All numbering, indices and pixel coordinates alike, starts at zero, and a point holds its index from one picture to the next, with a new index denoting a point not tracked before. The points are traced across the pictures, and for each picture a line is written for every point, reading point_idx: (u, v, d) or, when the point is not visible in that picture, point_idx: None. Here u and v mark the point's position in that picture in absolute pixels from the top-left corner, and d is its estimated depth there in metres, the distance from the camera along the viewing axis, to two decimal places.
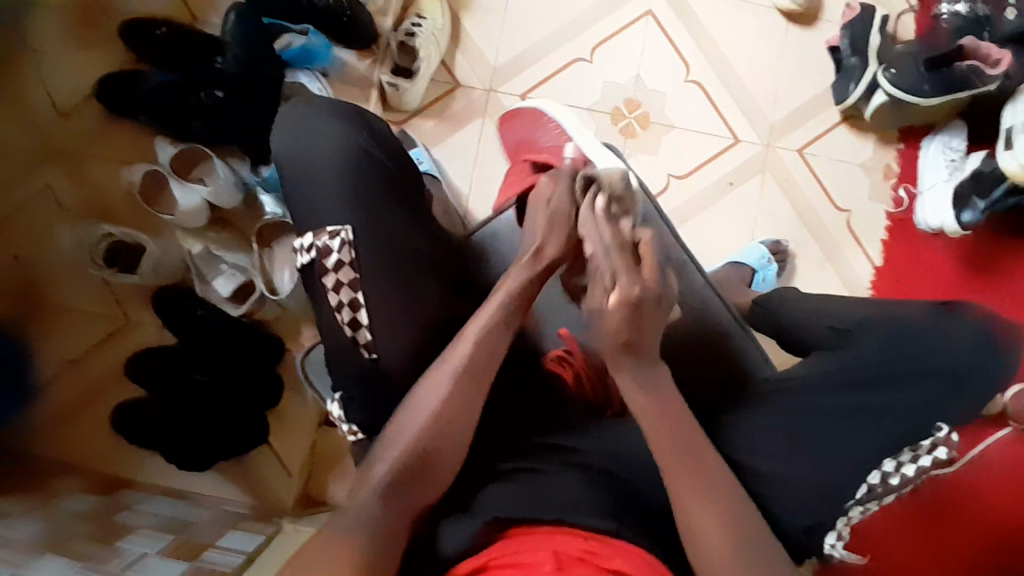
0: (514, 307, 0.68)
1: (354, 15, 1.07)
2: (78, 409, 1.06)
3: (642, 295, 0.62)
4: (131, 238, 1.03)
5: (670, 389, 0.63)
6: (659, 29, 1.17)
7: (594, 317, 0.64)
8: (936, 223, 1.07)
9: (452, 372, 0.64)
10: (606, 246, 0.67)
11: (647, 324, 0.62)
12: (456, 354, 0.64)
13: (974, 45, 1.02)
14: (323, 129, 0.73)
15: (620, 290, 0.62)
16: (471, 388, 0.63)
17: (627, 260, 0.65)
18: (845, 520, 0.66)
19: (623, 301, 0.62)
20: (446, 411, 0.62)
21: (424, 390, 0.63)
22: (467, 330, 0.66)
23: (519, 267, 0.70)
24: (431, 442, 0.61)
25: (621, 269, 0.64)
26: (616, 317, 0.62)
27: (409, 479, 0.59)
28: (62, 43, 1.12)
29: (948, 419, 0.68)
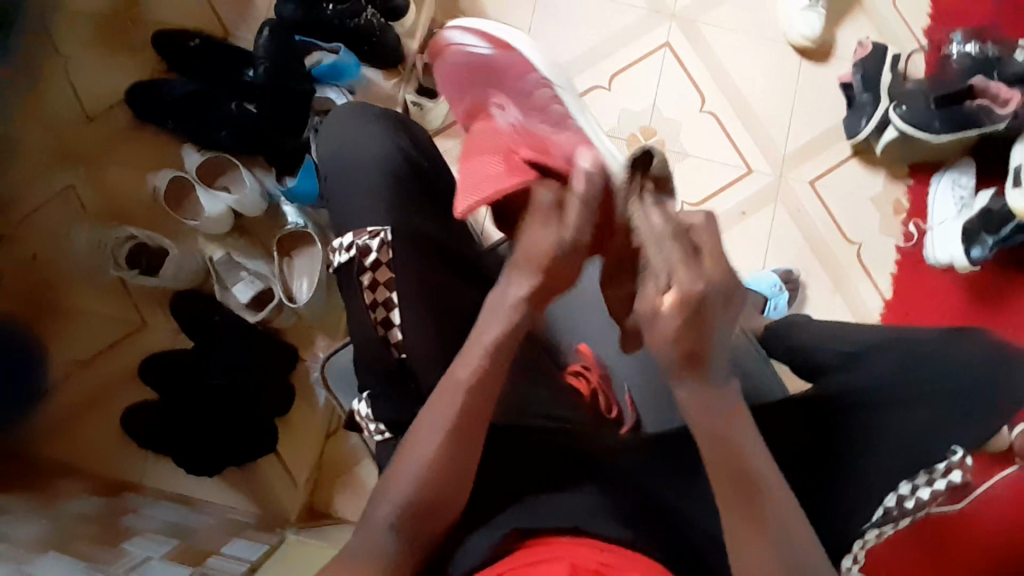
0: (506, 347, 0.63)
1: (383, 36, 1.10)
2: (89, 409, 1.07)
3: (704, 292, 0.54)
4: (153, 242, 1.05)
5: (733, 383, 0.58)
6: (675, 59, 1.20)
7: (646, 322, 0.56)
8: (945, 257, 1.09)
9: (439, 428, 0.60)
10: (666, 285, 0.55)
11: (707, 326, 0.54)
12: (437, 412, 0.61)
13: (984, 85, 1.06)
14: (363, 132, 0.77)
15: (681, 291, 0.54)
16: (463, 439, 0.60)
17: (689, 261, 0.56)
18: (861, 543, 0.68)
19: (687, 303, 0.54)
20: (439, 462, 0.59)
21: (408, 456, 0.60)
22: (454, 377, 0.62)
23: (495, 316, 0.64)
24: (438, 468, 0.59)
25: (680, 270, 0.55)
26: (674, 321, 0.54)
27: (417, 526, 0.58)
28: (96, 51, 1.16)
29: (962, 442, 0.67)
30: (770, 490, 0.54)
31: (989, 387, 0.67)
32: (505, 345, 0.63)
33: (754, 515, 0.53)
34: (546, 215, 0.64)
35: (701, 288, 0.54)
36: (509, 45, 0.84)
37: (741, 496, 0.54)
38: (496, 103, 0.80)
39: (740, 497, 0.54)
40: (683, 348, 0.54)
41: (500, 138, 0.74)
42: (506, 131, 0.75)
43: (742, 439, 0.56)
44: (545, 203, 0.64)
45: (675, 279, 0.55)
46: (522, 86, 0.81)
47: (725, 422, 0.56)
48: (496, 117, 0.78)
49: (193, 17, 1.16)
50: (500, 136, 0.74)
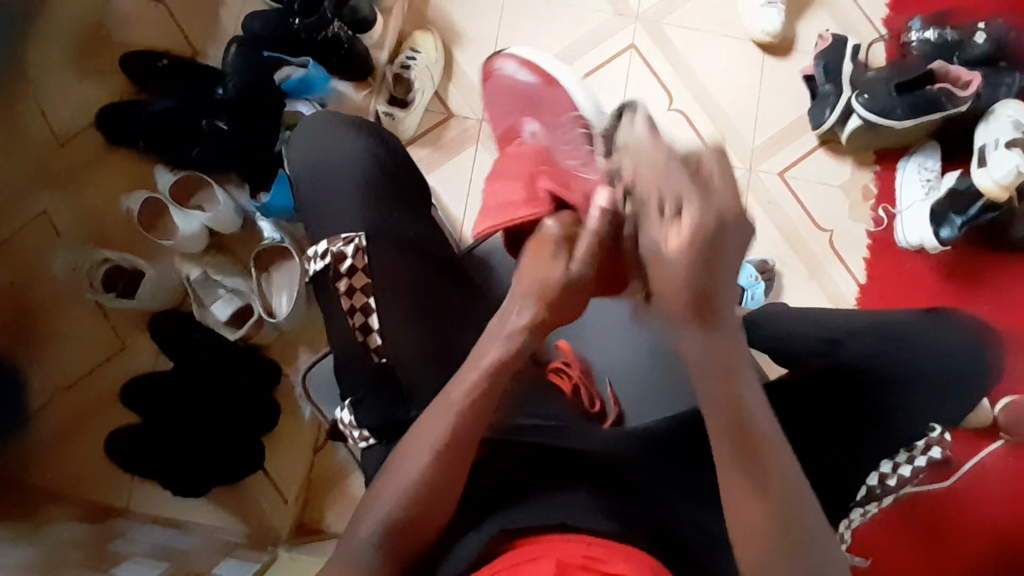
0: (505, 374, 0.61)
1: (352, 47, 1.09)
2: (70, 437, 1.05)
3: (713, 227, 0.53)
4: (126, 263, 1.04)
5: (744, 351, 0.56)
6: (643, 60, 1.23)
7: (648, 251, 0.55)
8: (916, 240, 1.12)
9: (430, 448, 0.59)
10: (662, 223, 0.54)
11: (715, 271, 0.53)
12: (429, 431, 0.60)
13: (943, 69, 1.09)
14: (335, 141, 0.78)
15: (682, 231, 0.53)
16: (454, 460, 0.59)
17: (693, 191, 0.54)
18: (847, 523, 0.71)
19: (694, 241, 0.52)
20: (427, 481, 0.58)
21: (402, 459, 0.60)
22: (449, 397, 0.60)
23: (499, 338, 0.61)
24: (425, 487, 0.58)
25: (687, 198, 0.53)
26: (682, 260, 0.52)
27: (396, 542, 0.57)
28: (64, 75, 1.15)
29: (940, 418, 0.71)
30: (771, 444, 0.52)
31: (966, 365, 0.70)
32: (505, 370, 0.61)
33: (750, 460, 0.52)
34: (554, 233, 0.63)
35: (711, 220, 0.53)
36: (555, 82, 0.93)
37: (739, 453, 0.52)
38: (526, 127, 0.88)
39: (744, 455, 0.52)
40: (689, 298, 0.53)
41: (520, 163, 0.80)
42: (532, 155, 0.80)
43: (747, 388, 0.54)
44: (552, 235, 0.63)
45: (682, 211, 0.53)
46: (558, 121, 0.86)
47: (733, 402, 0.53)
48: (526, 139, 0.86)
49: (162, 38, 1.16)
50: (513, 158, 0.82)
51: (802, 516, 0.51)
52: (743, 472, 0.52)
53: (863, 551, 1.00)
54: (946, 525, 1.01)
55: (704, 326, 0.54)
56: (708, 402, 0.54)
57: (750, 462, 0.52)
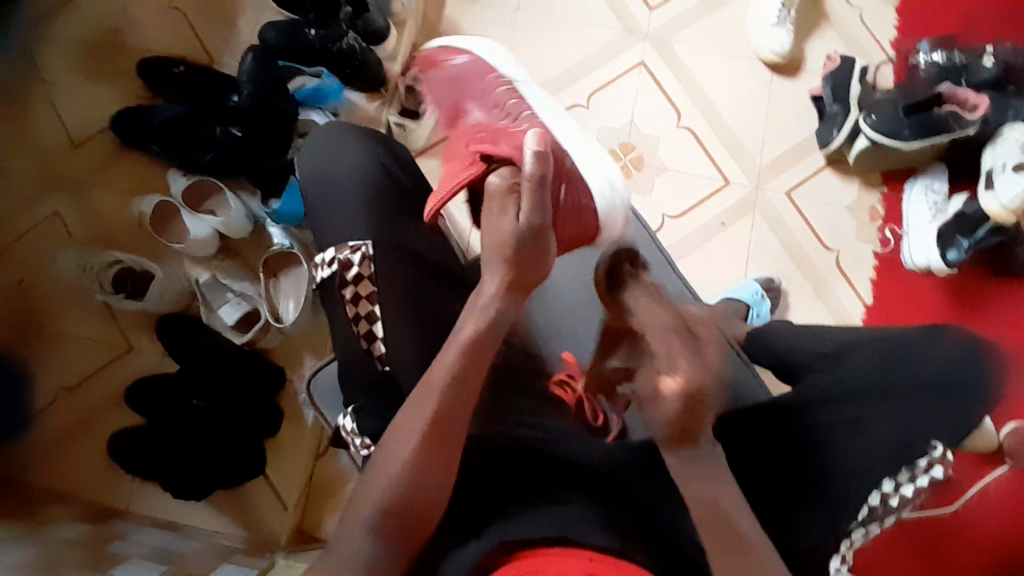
0: (482, 343, 0.64)
1: (365, 59, 1.11)
2: (73, 437, 1.05)
3: (703, 388, 0.61)
4: (136, 264, 1.05)
5: (716, 450, 0.61)
6: (651, 76, 1.24)
7: (647, 400, 0.62)
8: (922, 261, 1.12)
9: (417, 429, 0.60)
10: (653, 368, 0.65)
11: (701, 414, 0.60)
12: (416, 412, 0.61)
13: (951, 91, 1.09)
14: (346, 150, 0.79)
15: (676, 383, 0.61)
16: (444, 440, 0.60)
17: (685, 350, 0.66)
18: (847, 543, 0.68)
19: (688, 392, 0.60)
20: (421, 461, 0.59)
21: (391, 445, 0.60)
22: (432, 376, 0.62)
23: (475, 313, 0.65)
24: (416, 471, 0.58)
25: (681, 360, 0.63)
26: (675, 400, 0.60)
27: (401, 536, 0.57)
28: (83, 80, 1.17)
29: (943, 437, 0.68)
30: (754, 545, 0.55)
31: (966, 382, 0.69)
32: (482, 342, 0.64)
33: (733, 549, 0.54)
34: (505, 212, 0.68)
35: (699, 378, 0.61)
36: (477, 57, 0.94)
37: (727, 546, 0.55)
38: (466, 108, 0.90)
39: (728, 543, 0.55)
40: (676, 423, 0.59)
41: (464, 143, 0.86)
42: (472, 130, 0.86)
43: (723, 484, 0.58)
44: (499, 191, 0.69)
45: (675, 369, 0.63)
46: (489, 94, 0.89)
47: (712, 491, 0.58)
48: (466, 121, 0.89)
49: (180, 46, 1.19)
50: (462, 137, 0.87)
51: None
52: (732, 560, 0.54)
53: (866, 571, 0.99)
54: (945, 542, 1.01)
55: (686, 446, 0.60)
56: (692, 498, 0.58)
57: (736, 551, 0.54)
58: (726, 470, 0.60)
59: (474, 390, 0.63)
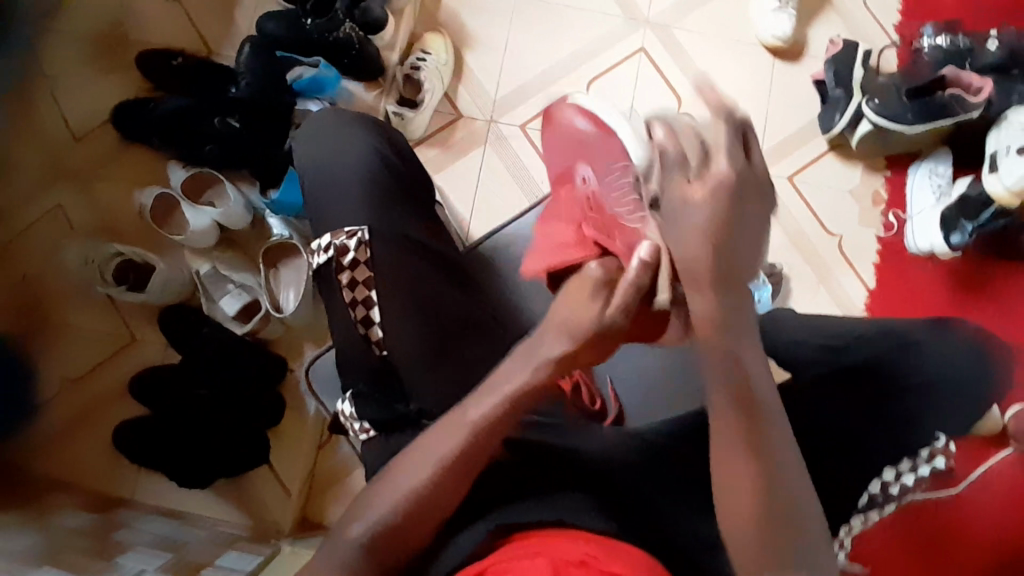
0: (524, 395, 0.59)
1: (363, 48, 1.10)
2: (78, 428, 1.06)
3: (734, 190, 0.57)
4: (139, 257, 1.06)
5: (754, 332, 0.56)
6: (652, 63, 1.23)
7: (674, 209, 0.58)
8: (926, 245, 1.11)
9: (430, 463, 0.58)
10: (680, 177, 0.59)
11: (739, 223, 0.57)
12: (434, 445, 0.59)
13: (954, 75, 1.07)
14: (343, 140, 0.79)
15: (711, 177, 0.57)
16: (459, 470, 0.59)
17: (729, 146, 0.58)
18: (848, 528, 0.72)
19: (719, 189, 0.57)
20: (427, 488, 0.58)
21: (403, 467, 0.59)
22: (455, 420, 0.59)
23: (526, 366, 0.59)
24: (423, 494, 0.58)
25: (721, 152, 0.58)
26: (701, 196, 0.57)
27: (392, 543, 0.58)
28: (83, 73, 1.18)
29: (947, 428, 0.71)
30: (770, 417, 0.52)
31: (969, 375, 0.69)
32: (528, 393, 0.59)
33: (749, 435, 0.51)
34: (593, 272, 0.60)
35: (737, 179, 0.57)
36: (611, 129, 0.81)
37: (742, 436, 0.51)
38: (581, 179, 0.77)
39: (743, 412, 0.51)
40: (706, 264, 0.55)
41: (576, 208, 0.74)
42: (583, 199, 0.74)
43: (756, 374, 0.54)
44: (594, 279, 0.60)
45: (708, 169, 0.58)
46: (607, 168, 0.76)
47: (737, 367, 0.53)
48: (580, 186, 0.77)
49: (178, 38, 1.19)
50: (570, 198, 0.77)
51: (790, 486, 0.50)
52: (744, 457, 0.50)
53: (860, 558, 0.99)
54: (944, 535, 1.00)
55: (720, 283, 0.55)
56: (711, 362, 0.54)
57: (751, 433, 0.50)
58: (765, 367, 0.55)
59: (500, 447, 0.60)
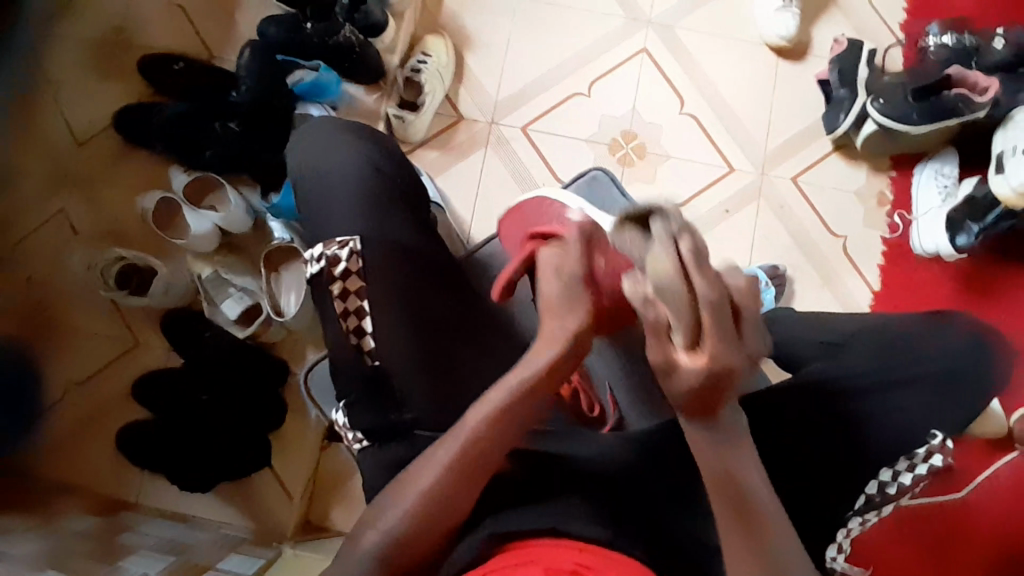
0: (520, 407, 0.60)
1: (363, 52, 1.10)
2: (82, 431, 1.07)
3: (734, 363, 0.47)
4: (141, 261, 1.06)
5: (740, 423, 0.55)
6: (654, 64, 1.22)
7: (664, 376, 0.51)
8: (932, 246, 1.09)
9: (420, 488, 0.58)
10: (664, 345, 0.49)
11: (727, 390, 0.50)
12: (427, 469, 0.59)
13: (961, 75, 1.06)
14: (339, 148, 0.79)
15: (682, 321, 0.46)
16: (468, 472, 0.58)
17: (717, 325, 0.46)
18: (846, 532, 0.67)
19: (712, 371, 0.48)
20: (427, 508, 0.57)
21: (397, 492, 0.59)
22: (467, 417, 0.60)
23: (531, 357, 0.61)
24: (431, 497, 0.58)
25: (709, 332, 0.46)
26: (696, 377, 0.49)
27: (400, 561, 0.57)
28: (85, 78, 1.18)
29: (941, 426, 0.69)
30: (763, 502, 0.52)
31: (967, 368, 0.70)
32: (526, 403, 0.60)
33: (748, 528, 0.51)
34: (552, 255, 0.67)
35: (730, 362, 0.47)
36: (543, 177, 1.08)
37: (745, 534, 0.51)
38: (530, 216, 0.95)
39: (740, 517, 0.51)
40: (700, 398, 0.51)
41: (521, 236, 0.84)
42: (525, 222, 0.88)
43: (743, 460, 0.54)
44: (548, 262, 0.67)
45: (696, 350, 0.48)
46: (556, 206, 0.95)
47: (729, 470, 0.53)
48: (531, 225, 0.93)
49: (180, 43, 1.19)
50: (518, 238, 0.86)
51: (789, 546, 0.51)
52: (737, 525, 0.51)
53: (863, 559, 0.98)
54: (950, 538, 0.99)
55: (709, 422, 0.53)
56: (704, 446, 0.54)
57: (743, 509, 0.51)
58: (753, 456, 0.55)
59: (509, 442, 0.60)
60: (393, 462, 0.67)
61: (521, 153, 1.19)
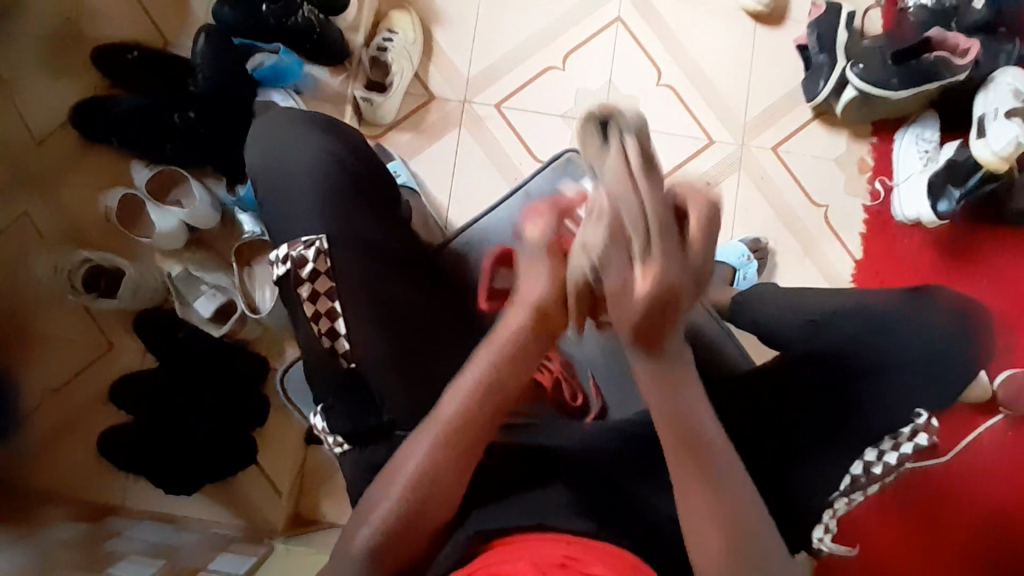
0: (507, 370, 0.57)
1: (324, 32, 1.06)
2: (63, 437, 1.05)
3: (679, 280, 0.45)
4: (108, 263, 1.03)
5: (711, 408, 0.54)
6: (629, 34, 1.18)
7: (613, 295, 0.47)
8: (914, 213, 1.09)
9: (409, 474, 0.57)
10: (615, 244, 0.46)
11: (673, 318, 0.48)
12: (414, 451, 0.57)
13: (942, 36, 1.03)
14: (298, 143, 0.75)
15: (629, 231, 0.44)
16: (457, 454, 0.57)
17: (665, 238, 0.44)
18: (831, 513, 0.69)
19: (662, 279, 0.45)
20: (414, 497, 0.56)
21: (384, 483, 0.57)
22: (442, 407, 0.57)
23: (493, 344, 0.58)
24: (418, 485, 0.56)
25: (654, 243, 0.44)
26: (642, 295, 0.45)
27: (391, 550, 0.56)
28: (32, 70, 1.11)
29: (925, 404, 0.70)
30: (726, 466, 0.53)
31: (954, 349, 0.70)
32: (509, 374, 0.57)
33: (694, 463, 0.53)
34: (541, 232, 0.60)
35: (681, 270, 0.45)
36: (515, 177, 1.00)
37: (689, 467, 0.52)
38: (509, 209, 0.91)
39: (689, 452, 0.53)
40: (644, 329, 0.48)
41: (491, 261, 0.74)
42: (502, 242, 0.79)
43: (685, 398, 0.53)
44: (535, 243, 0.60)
45: (651, 253, 0.44)
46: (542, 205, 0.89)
47: (675, 410, 0.53)
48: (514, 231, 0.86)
49: (132, 28, 1.13)
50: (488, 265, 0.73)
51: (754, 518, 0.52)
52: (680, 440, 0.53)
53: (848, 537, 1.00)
54: (933, 512, 1.01)
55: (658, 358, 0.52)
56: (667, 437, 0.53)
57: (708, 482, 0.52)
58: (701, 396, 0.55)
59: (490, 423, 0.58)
60: (376, 463, 0.66)
61: (496, 133, 1.16)
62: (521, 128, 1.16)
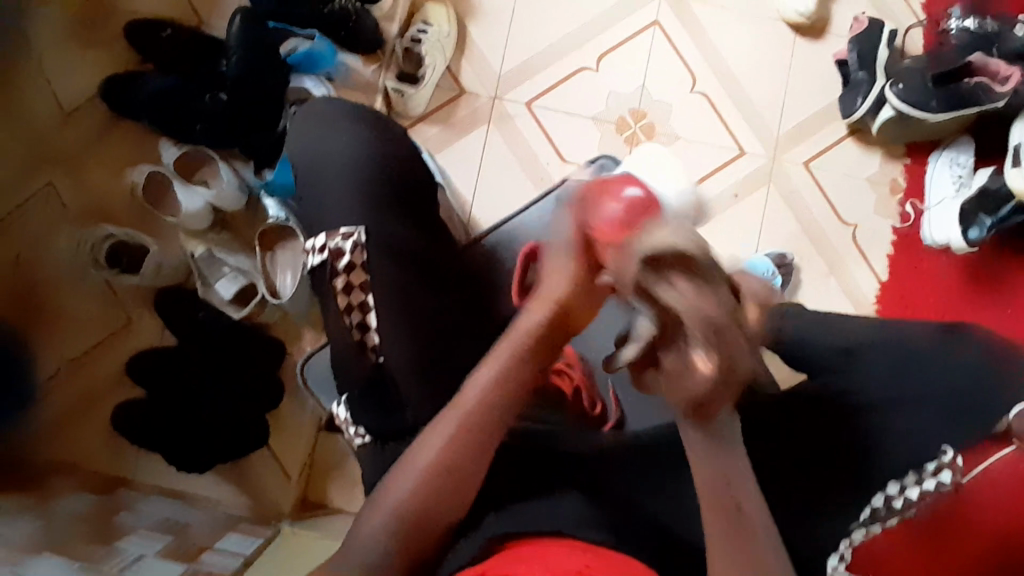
0: (516, 370, 0.57)
1: (359, 20, 1.08)
2: (78, 410, 1.06)
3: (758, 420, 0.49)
4: (132, 239, 1.03)
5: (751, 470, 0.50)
6: (665, 38, 1.16)
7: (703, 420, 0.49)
8: (942, 239, 1.06)
9: (421, 466, 0.56)
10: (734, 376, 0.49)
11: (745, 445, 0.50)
12: (427, 445, 0.56)
13: (983, 62, 1.01)
14: (341, 137, 0.75)
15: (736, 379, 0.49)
16: (472, 447, 0.56)
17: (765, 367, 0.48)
18: (847, 542, 0.67)
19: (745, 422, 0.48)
20: (427, 485, 0.55)
21: (395, 477, 0.56)
22: (455, 402, 0.57)
23: (505, 347, 0.57)
24: (431, 477, 0.55)
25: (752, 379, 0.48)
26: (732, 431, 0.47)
27: (402, 545, 0.54)
28: (67, 43, 1.12)
29: (953, 443, 0.68)
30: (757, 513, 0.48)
31: (990, 389, 0.68)
32: (523, 375, 0.57)
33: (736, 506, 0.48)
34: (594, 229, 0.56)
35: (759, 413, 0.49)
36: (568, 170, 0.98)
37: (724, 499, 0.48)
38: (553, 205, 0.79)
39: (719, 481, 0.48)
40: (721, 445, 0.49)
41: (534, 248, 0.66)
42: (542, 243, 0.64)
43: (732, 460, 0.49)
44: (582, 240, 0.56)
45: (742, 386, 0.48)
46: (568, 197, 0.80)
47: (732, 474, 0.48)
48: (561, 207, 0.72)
49: (168, 7, 1.13)
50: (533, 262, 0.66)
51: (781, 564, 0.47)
52: (721, 476, 0.49)
53: None
54: None
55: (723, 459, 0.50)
56: (701, 476, 0.49)
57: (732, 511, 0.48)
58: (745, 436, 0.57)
59: (505, 420, 0.57)
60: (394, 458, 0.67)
61: (525, 130, 1.15)
62: (555, 126, 1.15)
